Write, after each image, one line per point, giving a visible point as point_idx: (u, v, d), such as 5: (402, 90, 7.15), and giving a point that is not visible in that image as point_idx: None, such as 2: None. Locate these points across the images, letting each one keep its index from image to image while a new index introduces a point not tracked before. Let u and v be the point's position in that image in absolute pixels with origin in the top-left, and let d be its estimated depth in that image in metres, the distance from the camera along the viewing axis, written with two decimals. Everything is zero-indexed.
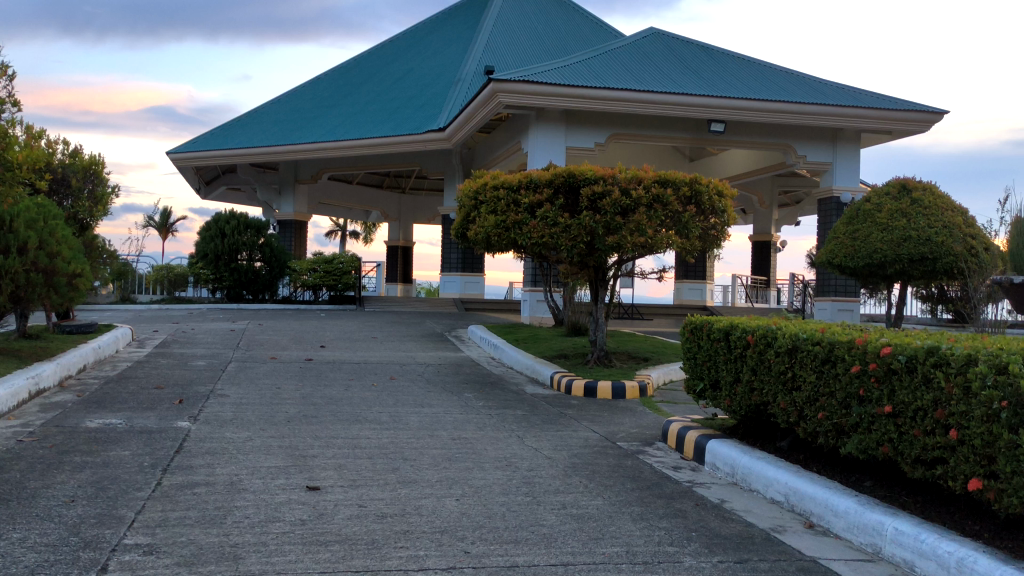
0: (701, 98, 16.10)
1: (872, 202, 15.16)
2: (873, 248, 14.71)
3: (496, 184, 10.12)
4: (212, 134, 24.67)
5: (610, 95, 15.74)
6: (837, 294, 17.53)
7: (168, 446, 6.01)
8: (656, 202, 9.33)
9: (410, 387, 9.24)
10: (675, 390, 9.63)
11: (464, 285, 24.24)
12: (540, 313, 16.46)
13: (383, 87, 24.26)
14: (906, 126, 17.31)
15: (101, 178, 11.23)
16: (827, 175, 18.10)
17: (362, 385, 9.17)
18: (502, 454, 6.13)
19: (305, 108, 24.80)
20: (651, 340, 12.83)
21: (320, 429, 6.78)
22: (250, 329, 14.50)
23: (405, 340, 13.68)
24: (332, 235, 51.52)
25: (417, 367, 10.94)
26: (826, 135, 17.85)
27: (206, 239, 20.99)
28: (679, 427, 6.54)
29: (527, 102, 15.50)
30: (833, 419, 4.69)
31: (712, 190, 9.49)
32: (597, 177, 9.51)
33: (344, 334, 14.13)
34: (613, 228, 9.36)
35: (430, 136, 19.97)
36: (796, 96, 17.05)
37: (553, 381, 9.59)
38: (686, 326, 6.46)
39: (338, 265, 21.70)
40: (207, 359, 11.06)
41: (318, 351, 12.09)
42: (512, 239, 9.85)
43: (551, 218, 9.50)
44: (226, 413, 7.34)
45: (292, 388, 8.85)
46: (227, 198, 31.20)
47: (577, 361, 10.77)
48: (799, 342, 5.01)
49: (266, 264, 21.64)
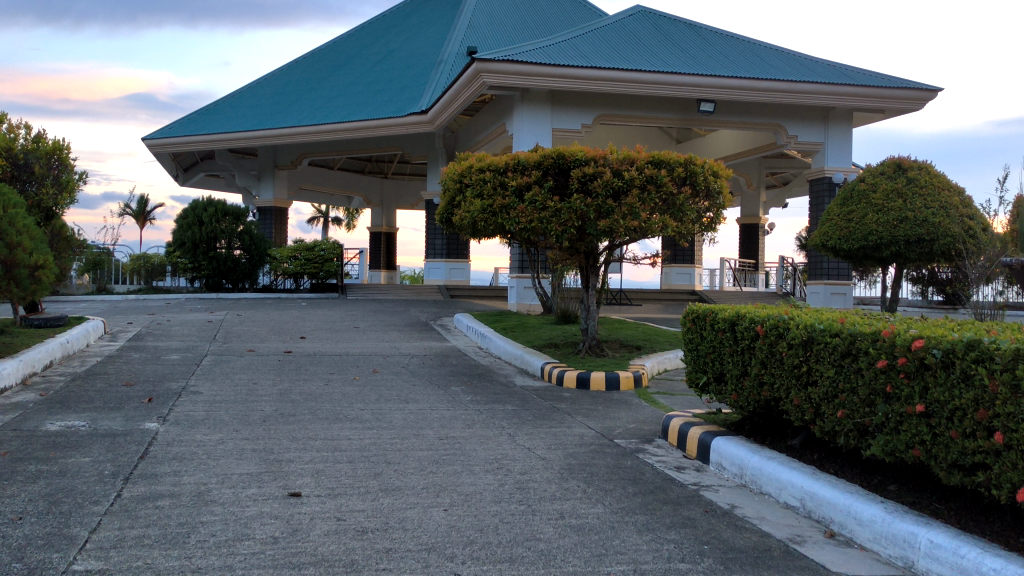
0: (690, 77, 15.66)
1: (866, 182, 14.78)
2: (869, 229, 14.38)
3: (481, 166, 9.66)
4: (188, 119, 24.05)
5: (597, 74, 15.28)
6: (829, 277, 17.21)
7: (132, 452, 5.56)
8: (649, 184, 8.91)
9: (394, 381, 8.80)
10: (670, 380, 9.25)
11: (449, 272, 23.80)
12: (528, 300, 16.05)
13: (364, 70, 23.69)
14: (900, 104, 16.93)
15: (67, 164, 10.72)
16: (818, 156, 17.73)
17: (343, 380, 8.73)
18: (492, 455, 5.72)
19: (283, 92, 24.21)
20: (644, 327, 12.45)
21: (298, 430, 6.34)
22: (228, 319, 14.03)
23: (389, 329, 13.24)
24: (314, 222, 50.89)
25: (402, 358, 10.52)
26: (818, 115, 17.46)
27: (183, 227, 20.40)
28: (680, 423, 6.15)
29: (512, 82, 15.02)
30: (855, 417, 4.31)
31: (707, 170, 9.08)
32: (587, 158, 9.07)
33: (326, 324, 13.68)
34: (605, 212, 8.95)
35: (412, 119, 19.47)
36: (787, 74, 16.63)
37: (543, 372, 9.19)
38: (688, 315, 6.07)
39: (319, 253, 21.40)
40: (182, 352, 10.59)
41: (298, 343, 11.64)
42: (499, 224, 9.41)
43: (540, 201, 9.07)
44: (198, 413, 6.89)
45: (269, 383, 8.41)
46: (205, 184, 30.58)
47: (567, 350, 10.37)
48: (816, 333, 4.62)
49: (246, 253, 21.03)
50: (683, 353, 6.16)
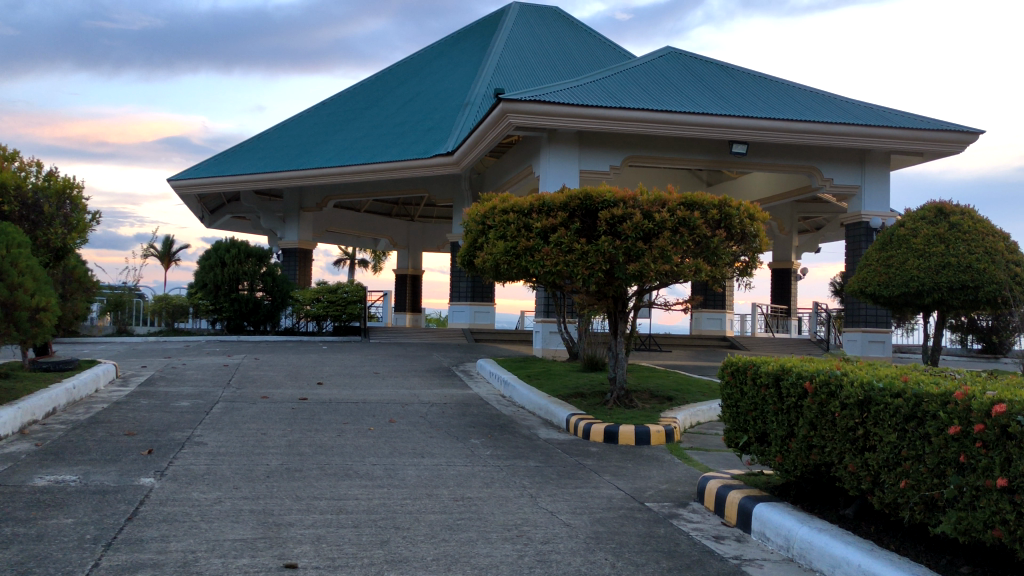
0: (721, 119, 15.27)
1: (906, 227, 14.26)
2: (910, 275, 13.81)
3: (504, 207, 9.25)
4: (214, 160, 23.94)
5: (626, 115, 14.92)
6: (867, 324, 16.57)
7: (120, 512, 5.12)
8: (682, 226, 8.46)
9: (411, 432, 8.33)
10: (703, 434, 8.71)
11: (473, 315, 23.37)
12: (553, 345, 15.54)
13: (390, 111, 23.53)
14: (939, 147, 16.41)
15: (78, 203, 10.47)
16: (855, 200, 17.20)
17: (358, 430, 8.27)
18: (511, 520, 5.22)
19: (310, 133, 24.07)
20: (675, 376, 11.91)
21: (303, 487, 5.88)
22: (245, 363, 13.65)
23: (409, 376, 12.79)
24: (340, 264, 50.81)
25: (421, 407, 10.05)
26: (853, 158, 16.97)
27: (205, 269, 20.08)
28: (717, 486, 5.62)
29: (538, 122, 14.69)
30: (922, 489, 3.79)
31: (743, 212, 8.62)
32: (615, 199, 8.63)
33: (345, 369, 13.25)
34: (634, 255, 8.50)
35: (437, 160, 19.19)
36: (821, 116, 16.19)
37: (569, 425, 8.67)
38: (727, 368, 5.57)
39: (342, 295, 21.03)
40: (192, 399, 10.19)
41: (314, 389, 11.22)
42: (522, 267, 8.98)
43: (566, 244, 8.63)
44: (199, 467, 6.46)
45: (279, 434, 7.97)
46: (232, 225, 30.49)
47: (595, 401, 9.86)
48: (874, 393, 4.12)
49: (268, 295, 20.77)
50: (721, 409, 5.66)
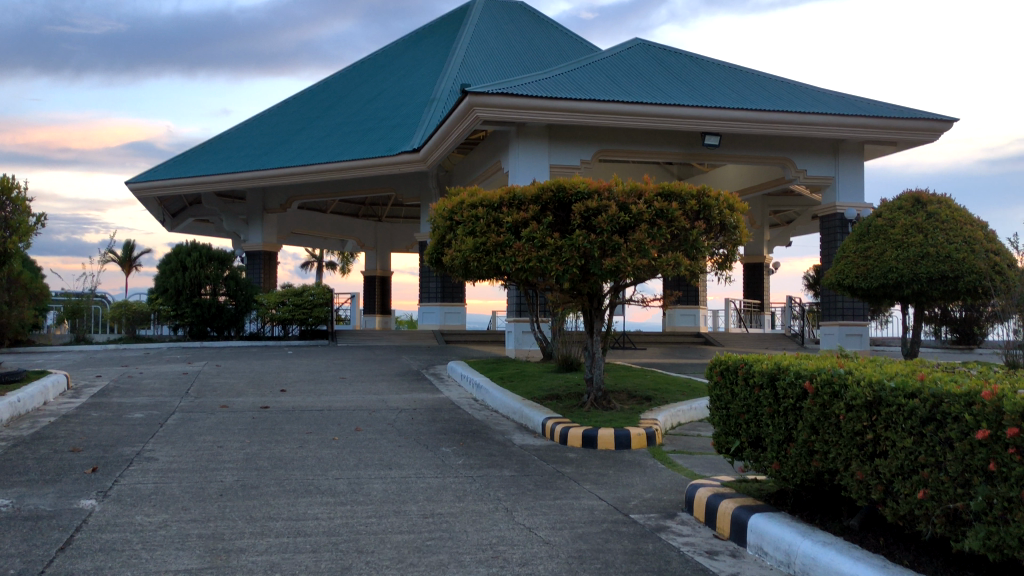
0: (693, 110, 14.91)
1: (883, 217, 13.98)
2: (888, 267, 13.53)
3: (472, 201, 8.76)
4: (173, 161, 23.27)
5: (596, 107, 14.52)
6: (844, 317, 16.28)
7: (51, 541, 4.61)
8: (659, 218, 8.06)
9: (379, 441, 7.85)
10: (685, 436, 8.32)
11: (444, 316, 22.91)
12: (526, 345, 15.11)
13: (354, 109, 22.99)
14: (913, 136, 16.17)
15: (19, 204, 9.86)
16: (829, 191, 16.91)
17: (322, 441, 7.79)
18: (486, 539, 4.77)
19: (272, 133, 23.46)
20: (652, 375, 11.52)
21: (259, 507, 5.40)
22: (205, 371, 13.09)
23: (377, 380, 12.30)
24: (308, 267, 50.09)
25: (389, 414, 9.58)
26: (827, 148, 16.69)
27: (166, 273, 19.47)
28: (708, 495, 5.21)
29: (507, 116, 14.25)
30: (945, 501, 3.41)
31: (722, 202, 8.24)
32: (590, 190, 8.21)
33: (310, 375, 12.74)
34: (610, 249, 8.08)
35: (403, 158, 18.69)
36: (794, 106, 15.89)
37: (545, 429, 8.25)
38: (716, 368, 5.16)
39: (309, 298, 20.44)
40: (146, 410, 9.63)
41: (276, 397, 10.70)
42: (493, 264, 8.52)
43: (539, 239, 8.19)
44: (146, 486, 5.95)
45: (236, 447, 7.46)
46: (195, 229, 29.77)
47: (571, 403, 9.44)
48: (885, 393, 3.73)
49: (231, 299, 20.23)
50: (709, 411, 5.27)
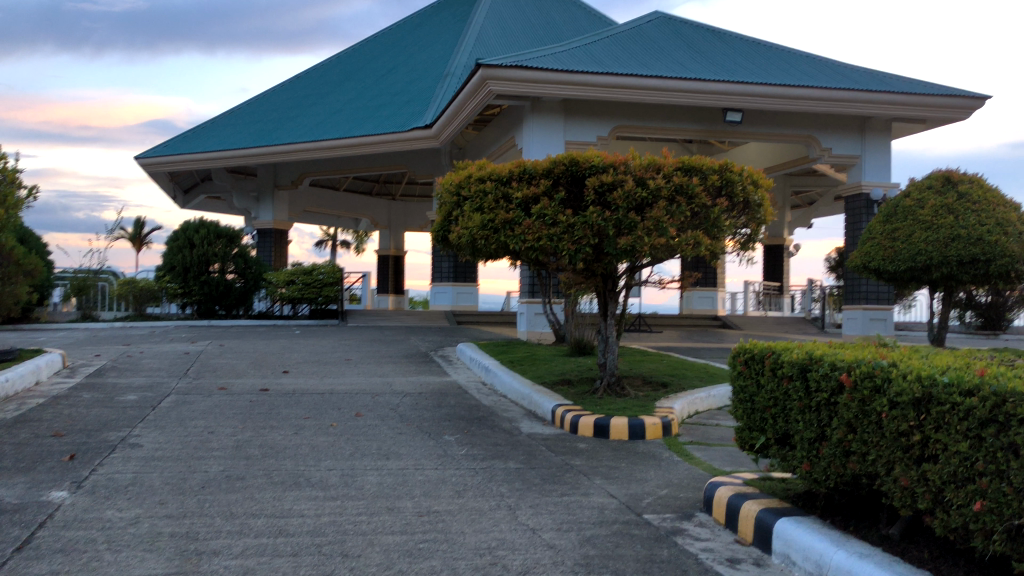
0: (714, 84, 14.38)
1: (912, 197, 13.44)
2: (917, 249, 12.98)
3: (479, 176, 8.27)
4: (183, 137, 22.88)
5: (613, 81, 14.01)
6: (868, 301, 15.75)
7: (9, 540, 4.22)
8: (679, 194, 7.58)
9: (379, 428, 7.43)
10: (704, 425, 7.87)
11: (456, 297, 22.51)
12: (539, 327, 14.67)
13: (367, 84, 22.51)
14: (943, 113, 15.57)
15: (8, 175, 9.47)
16: (854, 170, 16.34)
17: (319, 427, 7.38)
18: (485, 542, 4.35)
19: (283, 108, 23.02)
20: (668, 360, 11.05)
21: (240, 502, 4.99)
22: (208, 351, 12.73)
23: (383, 362, 11.90)
24: (322, 245, 49.80)
25: (393, 398, 9.17)
26: (853, 126, 16.11)
27: (173, 251, 19.13)
28: (729, 494, 4.77)
29: (521, 90, 13.76)
30: (1007, 516, 2.95)
31: (746, 178, 7.76)
32: (605, 164, 7.72)
33: (315, 356, 12.35)
34: (626, 227, 7.61)
35: (415, 134, 18.23)
36: (819, 81, 15.32)
37: (554, 417, 7.82)
38: (741, 356, 4.70)
39: (318, 277, 20.12)
40: (141, 392, 9.26)
41: (277, 379, 10.32)
42: (501, 243, 8.04)
43: (550, 215, 7.72)
44: (125, 476, 5.56)
45: (227, 433, 7.08)
46: (206, 206, 29.43)
47: (583, 389, 9.00)
48: (936, 390, 3.26)
49: (239, 277, 19.77)
50: (733, 403, 4.82)
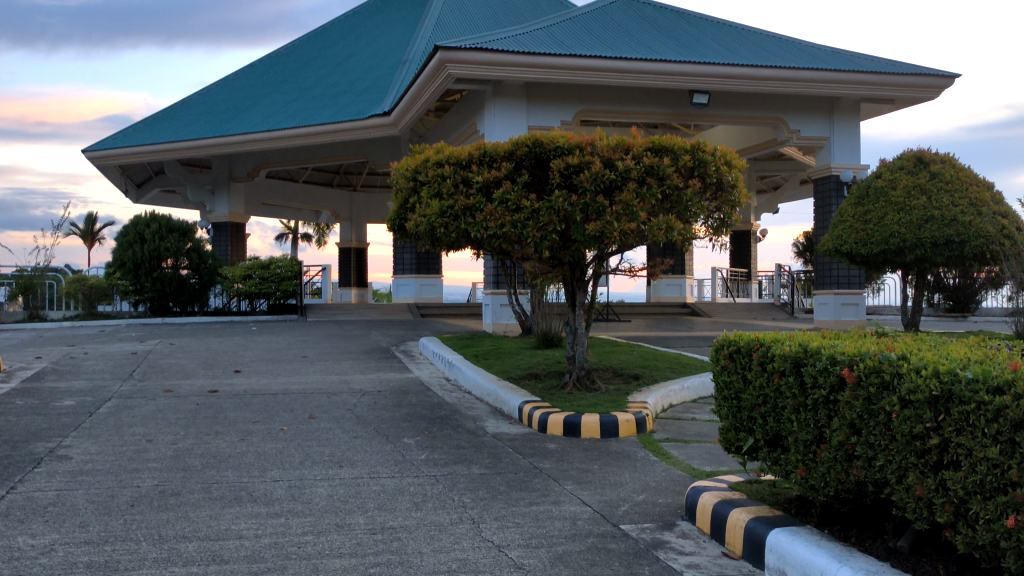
0: (681, 65, 13.96)
1: (884, 178, 13.12)
2: (890, 232, 12.64)
3: (436, 159, 7.67)
4: (133, 129, 22.06)
5: (577, 63, 13.55)
6: (838, 286, 15.44)
7: None
8: (649, 176, 7.14)
9: (333, 432, 6.92)
10: (679, 420, 7.46)
11: (419, 289, 22.00)
12: (504, 319, 14.19)
13: (323, 72, 21.85)
14: (913, 93, 15.29)
15: None
16: (823, 152, 16.01)
17: (268, 433, 6.85)
18: (446, 564, 3.86)
19: (237, 97, 22.27)
20: (639, 350, 10.62)
21: (172, 523, 4.46)
22: (156, 350, 12.11)
23: (341, 359, 11.36)
24: (283, 238, 48.93)
25: (350, 398, 8.66)
26: (821, 107, 15.78)
27: (123, 246, 18.40)
28: (713, 501, 4.33)
29: (482, 74, 13.25)
30: None
31: (719, 158, 7.35)
32: (570, 145, 7.24)
33: (270, 354, 11.78)
34: (594, 212, 7.14)
35: (373, 121, 17.64)
36: (786, 61, 14.97)
37: (522, 415, 7.36)
38: (726, 349, 4.25)
39: (276, 271, 19.50)
40: (80, 397, 8.67)
41: (228, 380, 9.75)
42: (462, 231, 7.43)
43: (513, 200, 7.21)
44: (45, 494, 5.01)
45: (167, 441, 6.52)
46: (161, 200, 28.58)
47: (551, 384, 8.55)
48: (959, 387, 2.83)
49: (194, 273, 19.21)
50: (717, 401, 4.39)
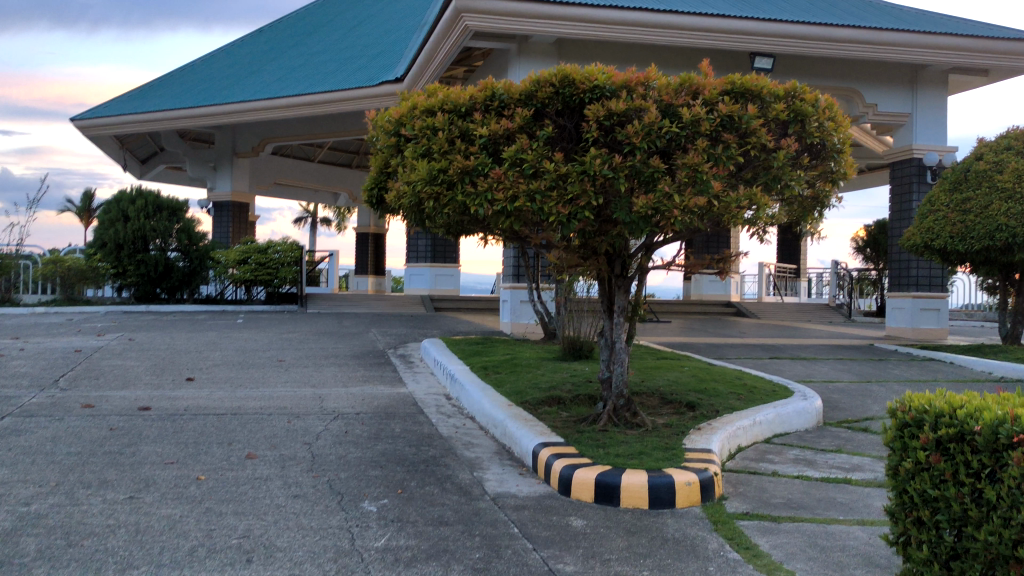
0: (742, 22, 11.81)
1: (987, 160, 10.87)
2: (996, 224, 10.39)
3: (427, 104, 5.53)
4: (126, 98, 20.07)
5: (618, 16, 11.43)
6: (917, 287, 13.22)
7: None
8: (725, 131, 5.06)
9: (267, 487, 4.85)
10: (754, 479, 5.33)
11: (434, 279, 20.05)
12: (524, 319, 12.13)
13: (336, 37, 19.81)
14: (1013, 62, 13.01)
15: None
16: (902, 132, 13.76)
17: (173, 486, 4.80)
18: None
19: (242, 63, 20.27)
20: (691, 366, 8.49)
21: None
22: (106, 348, 10.09)
23: (324, 365, 9.31)
24: (301, 222, 47.12)
25: (317, 425, 6.61)
26: (903, 79, 13.53)
27: (105, 225, 16.49)
28: None
29: (504, 27, 11.16)
30: None
31: (822, 110, 5.30)
32: (614, 86, 5.14)
33: (240, 356, 9.75)
34: (647, 183, 5.01)
35: (385, 88, 15.61)
36: (864, 20, 12.75)
37: (539, 464, 5.27)
38: (943, 435, 2.79)
39: (273, 256, 17.66)
40: None
41: (170, 392, 7.72)
42: (458, 206, 5.27)
43: (531, 161, 5.05)
44: None
45: (21, 499, 4.49)
46: (165, 178, 26.65)
47: (577, 417, 6.44)
48: None
49: (183, 255, 17.22)
50: (899, 498, 2.99)
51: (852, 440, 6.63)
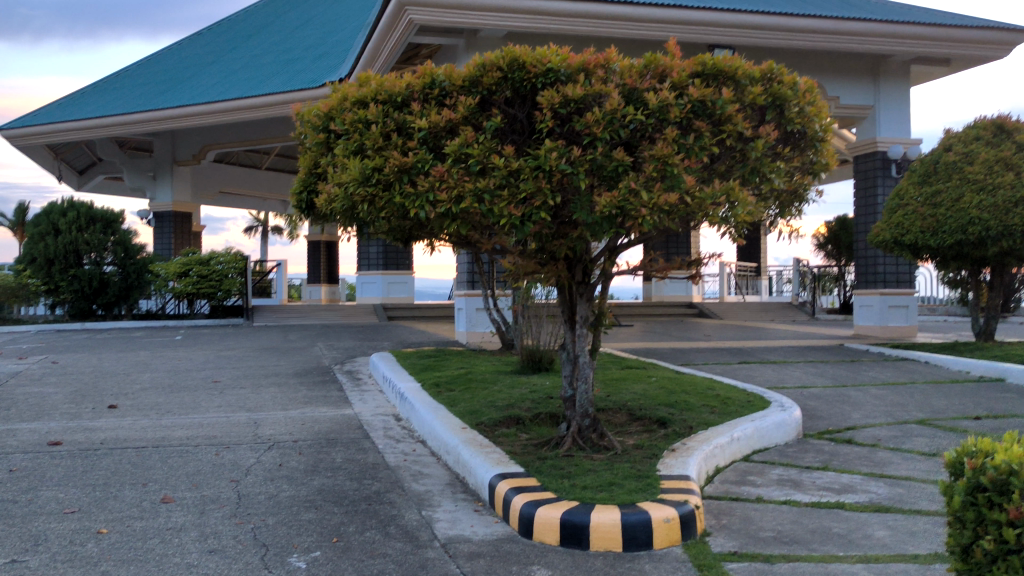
0: (700, 13, 11.31)
1: (956, 151, 10.46)
2: (968, 217, 9.97)
3: (360, 95, 4.90)
4: (59, 105, 19.11)
5: (571, 7, 10.85)
6: (886, 284, 12.82)
7: None
8: (696, 118, 4.50)
9: (181, 540, 4.17)
10: (737, 508, 4.75)
11: (387, 287, 19.36)
12: (481, 328, 11.52)
13: (278, 37, 19.04)
14: (976, 51, 12.66)
15: None
16: (865, 124, 13.36)
17: (69, 543, 4.10)
18: None
19: (180, 67, 19.40)
20: (657, 376, 7.92)
21: None
22: (25, 373, 9.27)
23: (264, 385, 8.61)
24: (253, 232, 46.07)
25: (248, 457, 5.93)
26: (865, 71, 13.14)
27: (34, 239, 15.61)
28: None
29: (451, 21, 10.53)
30: None
31: (801, 93, 4.76)
32: (569, 70, 4.57)
33: (173, 378, 9.00)
34: (610, 176, 4.41)
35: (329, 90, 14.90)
36: (825, 10, 12.32)
37: (497, 500, 4.63)
38: None
39: (216, 267, 16.78)
40: None
41: (88, 423, 6.97)
42: (397, 209, 4.62)
43: (477, 155, 4.42)
44: None
45: None
46: (105, 188, 25.60)
47: (538, 440, 5.81)
48: None
49: (119, 269, 16.31)
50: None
51: (837, 453, 6.09)
